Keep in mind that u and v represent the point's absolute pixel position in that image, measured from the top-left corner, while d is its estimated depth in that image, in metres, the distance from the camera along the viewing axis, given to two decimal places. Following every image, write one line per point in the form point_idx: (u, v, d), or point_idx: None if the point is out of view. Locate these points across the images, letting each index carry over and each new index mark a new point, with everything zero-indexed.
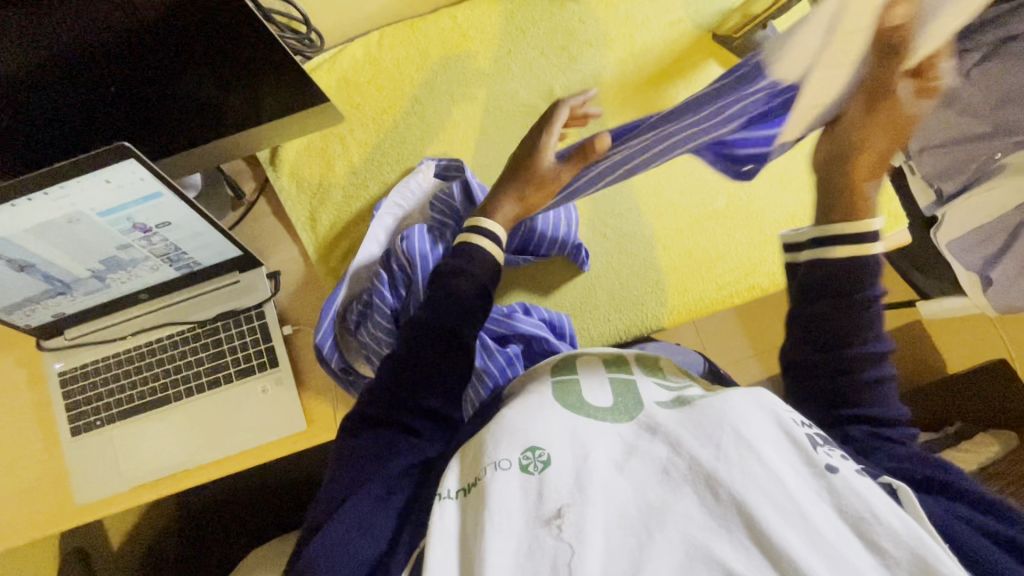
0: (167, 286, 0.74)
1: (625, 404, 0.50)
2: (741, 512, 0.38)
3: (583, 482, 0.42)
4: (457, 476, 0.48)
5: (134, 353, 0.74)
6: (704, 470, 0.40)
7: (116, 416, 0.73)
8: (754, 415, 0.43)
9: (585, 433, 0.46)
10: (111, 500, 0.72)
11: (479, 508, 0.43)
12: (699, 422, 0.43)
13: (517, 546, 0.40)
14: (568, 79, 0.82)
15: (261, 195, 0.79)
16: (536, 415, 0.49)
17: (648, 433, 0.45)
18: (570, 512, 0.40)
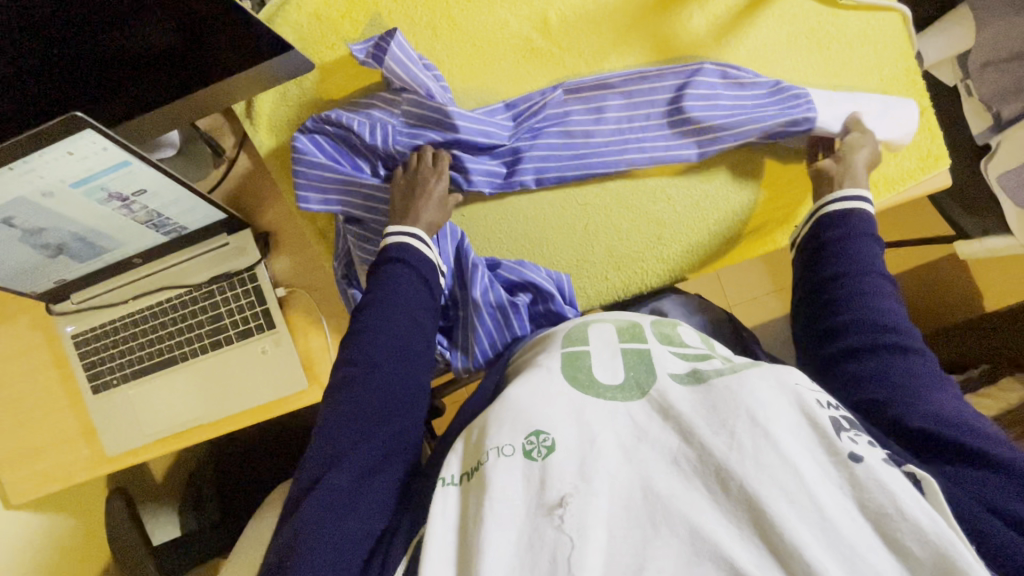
0: (158, 250, 0.74)
1: (635, 378, 0.50)
2: (749, 507, 0.40)
3: (589, 472, 0.43)
4: (461, 460, 0.49)
5: (137, 316, 0.76)
6: (713, 459, 0.42)
7: (129, 376, 0.77)
8: (774, 398, 0.44)
9: (591, 417, 0.47)
10: (138, 451, 0.77)
11: (481, 493, 0.44)
12: (715, 407, 0.44)
13: (518, 538, 0.42)
14: (564, 4, 0.69)
15: (243, 152, 0.75)
16: (542, 393, 0.49)
17: (660, 416, 0.46)
18: (571, 503, 0.41)
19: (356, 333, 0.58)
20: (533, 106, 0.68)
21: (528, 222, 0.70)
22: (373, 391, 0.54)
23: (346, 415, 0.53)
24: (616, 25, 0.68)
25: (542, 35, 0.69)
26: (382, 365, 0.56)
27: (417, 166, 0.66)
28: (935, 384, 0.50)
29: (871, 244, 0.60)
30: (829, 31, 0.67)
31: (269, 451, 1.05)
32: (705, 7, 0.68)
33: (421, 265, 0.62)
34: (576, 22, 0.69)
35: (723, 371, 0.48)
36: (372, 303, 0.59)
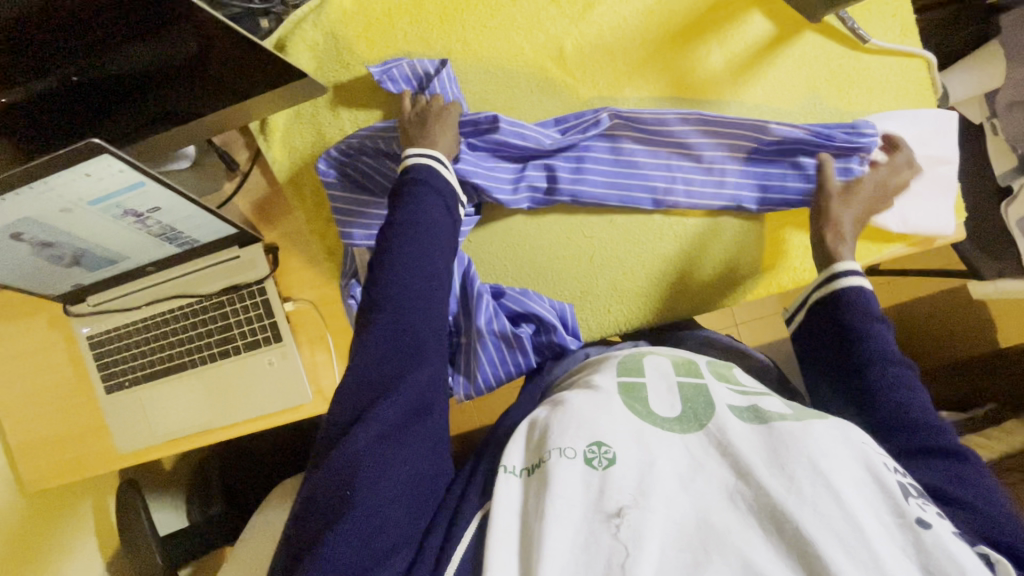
0: (172, 259, 0.75)
1: (693, 410, 0.48)
2: (804, 552, 0.38)
3: (648, 488, 0.42)
4: (524, 453, 0.49)
5: (150, 322, 0.78)
6: (773, 500, 0.40)
7: (141, 378, 0.79)
8: (838, 452, 0.42)
9: (651, 438, 0.45)
10: (148, 450, 0.80)
11: (540, 493, 0.44)
12: (776, 449, 0.42)
13: (575, 538, 0.41)
14: (581, 34, 0.68)
15: (256, 165, 0.76)
16: (605, 409, 0.48)
17: (717, 449, 0.44)
18: (630, 514, 0.40)
19: (390, 260, 0.55)
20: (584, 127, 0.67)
21: (531, 251, 0.71)
22: (416, 326, 0.53)
23: (386, 347, 0.52)
24: (633, 57, 0.68)
25: (557, 65, 0.68)
26: (413, 307, 0.53)
27: (431, 105, 0.65)
28: (957, 481, 0.49)
29: (870, 327, 0.57)
30: (849, 76, 0.66)
31: (274, 448, 1.08)
32: (723, 43, 0.67)
33: (439, 181, 0.59)
34: (592, 53, 0.68)
35: (786, 416, 0.45)
36: (399, 230, 0.56)
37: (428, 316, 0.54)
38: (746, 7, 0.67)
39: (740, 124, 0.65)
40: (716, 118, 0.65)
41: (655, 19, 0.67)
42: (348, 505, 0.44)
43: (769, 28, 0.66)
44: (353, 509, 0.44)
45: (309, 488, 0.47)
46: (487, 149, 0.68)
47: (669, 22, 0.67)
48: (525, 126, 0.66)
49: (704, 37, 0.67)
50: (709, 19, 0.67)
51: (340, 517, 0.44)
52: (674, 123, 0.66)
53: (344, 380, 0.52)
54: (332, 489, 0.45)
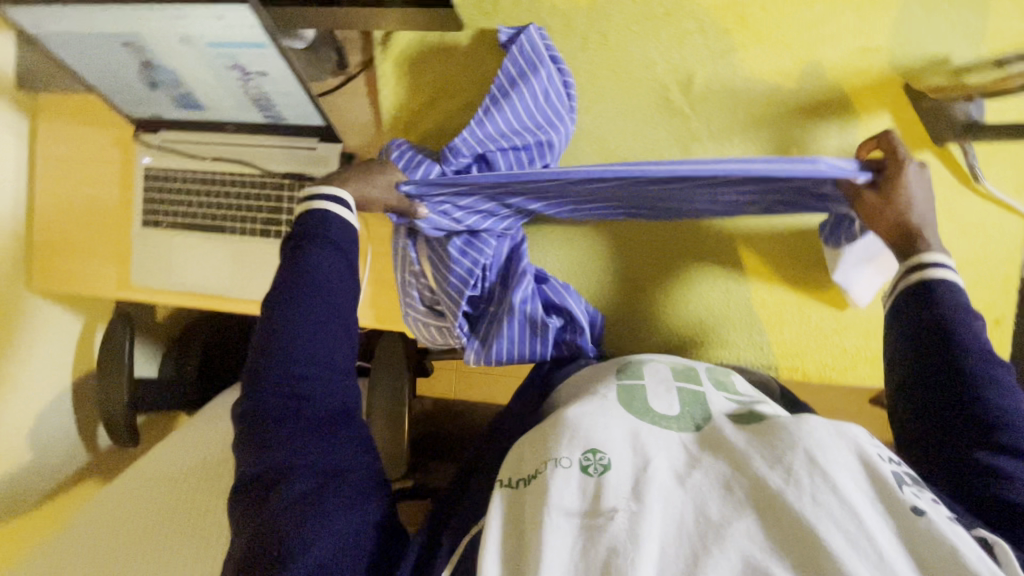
0: (252, 126, 0.77)
1: (690, 414, 0.43)
2: (808, 545, 0.31)
3: (647, 488, 0.35)
4: (516, 462, 0.42)
5: (207, 176, 0.79)
6: (773, 497, 0.34)
7: (178, 225, 0.81)
8: (836, 441, 0.36)
9: (647, 440, 0.39)
10: (159, 292, 0.82)
11: (534, 505, 0.36)
12: (768, 440, 0.37)
13: (570, 546, 0.34)
14: (714, 71, 0.68)
15: (364, 73, 0.77)
16: (599, 411, 0.42)
17: (711, 449, 0.39)
18: (625, 515, 0.34)
19: (286, 314, 0.53)
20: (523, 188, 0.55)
21: (584, 255, 0.73)
22: (317, 370, 0.51)
23: (281, 411, 0.49)
24: (754, 111, 0.68)
25: (680, 93, 0.69)
26: (310, 358, 0.51)
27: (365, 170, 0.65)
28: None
29: (964, 319, 0.53)
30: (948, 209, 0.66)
31: None
32: (843, 133, 0.66)
33: (333, 247, 0.58)
34: (717, 93, 0.68)
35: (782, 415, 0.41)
36: (281, 299, 0.53)
37: (318, 361, 0.51)
38: (881, 108, 0.66)
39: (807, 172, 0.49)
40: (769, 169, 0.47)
41: (791, 85, 0.67)
42: (288, 560, 0.41)
43: (896, 134, 0.66)
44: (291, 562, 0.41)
45: (241, 552, 0.44)
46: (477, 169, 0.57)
47: (800, 92, 0.67)
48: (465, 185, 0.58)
49: (828, 120, 0.67)
50: (841, 104, 0.66)
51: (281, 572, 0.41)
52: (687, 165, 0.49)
53: (249, 449, 0.49)
54: (262, 553, 0.42)
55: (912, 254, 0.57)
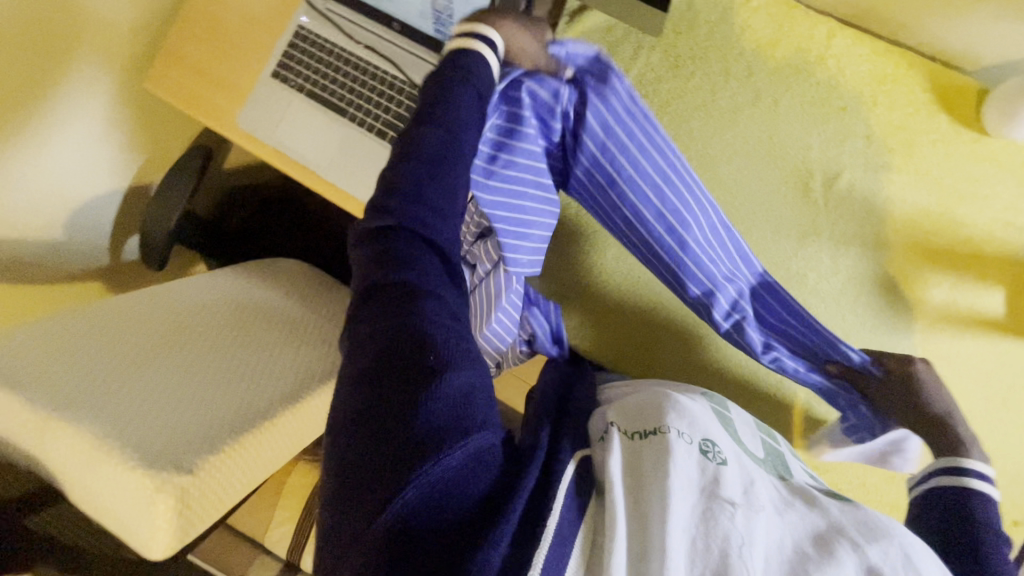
0: (416, 34, 0.77)
1: (775, 463, 0.43)
2: None
3: (757, 500, 0.35)
4: (629, 420, 0.42)
5: (354, 60, 0.81)
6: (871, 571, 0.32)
7: (306, 91, 0.82)
8: (924, 551, 0.35)
9: (750, 466, 0.39)
10: (255, 142, 0.83)
11: (652, 463, 0.36)
12: (868, 520, 0.36)
13: (687, 516, 0.33)
14: (861, 180, 0.69)
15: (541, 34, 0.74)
16: (708, 415, 0.43)
17: (808, 500, 0.38)
18: (744, 511, 0.33)
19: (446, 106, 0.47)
20: (672, 196, 0.57)
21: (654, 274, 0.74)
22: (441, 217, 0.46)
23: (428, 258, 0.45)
24: (883, 233, 0.69)
25: (821, 186, 0.70)
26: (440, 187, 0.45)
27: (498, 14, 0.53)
28: None
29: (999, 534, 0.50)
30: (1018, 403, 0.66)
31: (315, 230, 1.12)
32: (954, 288, 0.67)
33: (461, 92, 0.47)
34: (857, 201, 0.69)
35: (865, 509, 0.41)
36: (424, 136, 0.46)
37: (437, 228, 0.45)
38: (996, 283, 0.67)
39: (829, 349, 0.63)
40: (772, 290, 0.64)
41: (926, 225, 0.68)
42: (423, 385, 0.38)
43: (1002, 313, 0.67)
44: (437, 386, 0.38)
45: (370, 359, 0.41)
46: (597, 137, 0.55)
47: (931, 235, 0.68)
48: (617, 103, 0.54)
49: (943, 273, 0.68)
50: (962, 262, 0.67)
51: (413, 412, 0.37)
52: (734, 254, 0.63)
53: (385, 273, 0.44)
54: (397, 340, 0.40)
55: (953, 452, 0.55)
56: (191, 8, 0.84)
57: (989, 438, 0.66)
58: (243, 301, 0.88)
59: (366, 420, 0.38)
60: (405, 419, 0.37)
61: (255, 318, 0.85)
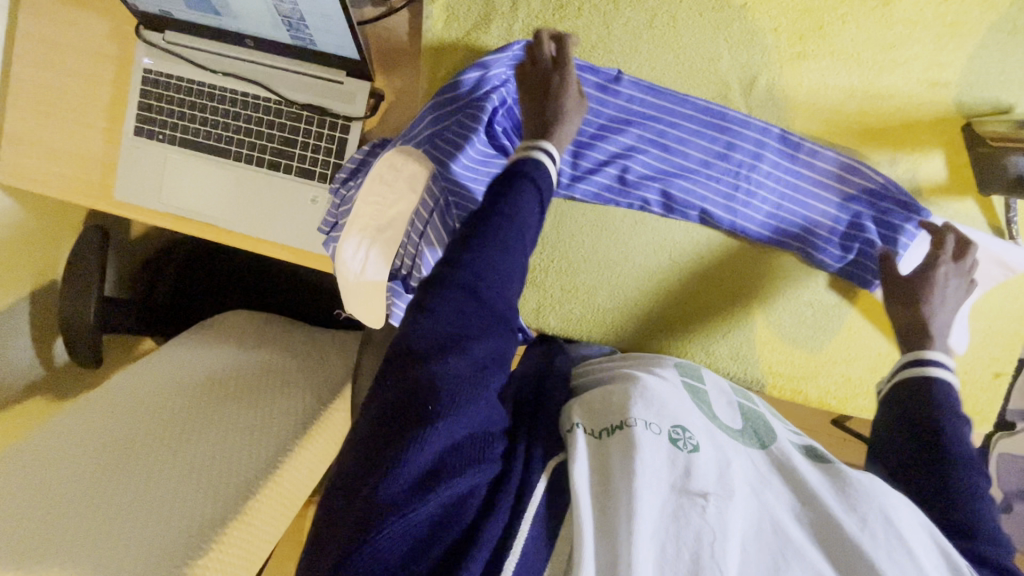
0: (274, 46, 0.69)
1: (754, 430, 0.44)
2: None
3: (730, 484, 0.35)
4: (595, 417, 0.42)
5: (217, 92, 0.72)
6: (849, 544, 0.33)
7: (178, 141, 0.74)
8: (906, 514, 0.36)
9: (725, 445, 0.40)
10: (145, 211, 0.75)
11: (621, 456, 0.36)
12: (846, 491, 0.36)
13: (657, 511, 0.34)
14: (779, 77, 0.66)
15: (408, 9, 0.69)
16: (676, 398, 0.43)
17: (784, 473, 0.38)
18: (716, 502, 0.34)
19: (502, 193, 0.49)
20: (662, 127, 0.65)
21: (608, 237, 0.69)
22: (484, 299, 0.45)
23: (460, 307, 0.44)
24: (812, 126, 0.66)
25: (741, 94, 0.66)
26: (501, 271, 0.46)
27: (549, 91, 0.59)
28: None
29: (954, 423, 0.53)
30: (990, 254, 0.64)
31: (250, 275, 1.05)
32: (895, 163, 0.65)
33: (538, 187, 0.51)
34: (779, 100, 0.66)
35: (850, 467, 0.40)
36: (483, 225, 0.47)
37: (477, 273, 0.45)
38: (933, 146, 0.65)
39: (891, 188, 0.64)
40: (781, 167, 0.65)
41: (855, 105, 0.65)
42: (421, 427, 0.38)
43: (944, 175, 0.65)
44: (431, 429, 0.38)
45: (395, 393, 0.41)
46: None
47: (861, 116, 0.65)
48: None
49: (881, 151, 0.66)
50: (896, 134, 0.65)
51: (396, 456, 0.37)
52: (755, 130, 0.65)
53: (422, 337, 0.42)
54: (417, 373, 0.41)
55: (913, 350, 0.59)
56: (20, 82, 0.74)
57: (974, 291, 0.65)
58: (204, 371, 0.84)
59: (358, 462, 0.38)
60: (387, 463, 0.37)
61: (223, 388, 0.81)
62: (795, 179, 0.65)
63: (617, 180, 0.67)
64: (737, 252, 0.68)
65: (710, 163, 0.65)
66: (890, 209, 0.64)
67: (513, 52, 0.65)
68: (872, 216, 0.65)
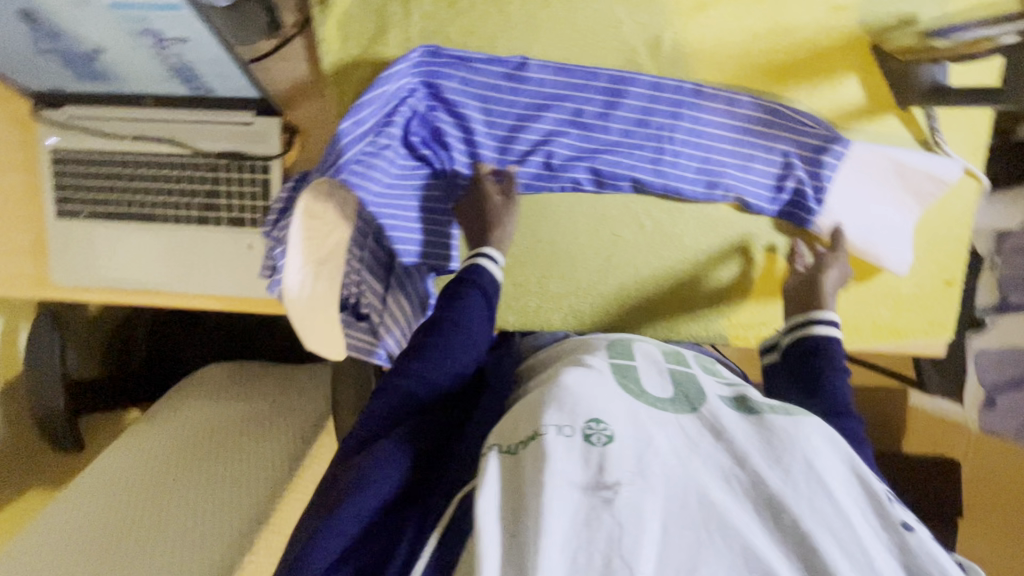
0: (174, 100, 0.67)
1: (684, 393, 0.40)
2: (801, 550, 0.31)
3: (649, 468, 0.33)
4: (509, 427, 0.38)
5: (129, 158, 0.71)
6: (774, 500, 0.32)
7: (101, 214, 0.72)
8: (829, 449, 0.35)
9: (648, 419, 0.36)
10: (86, 291, 0.74)
11: (532, 469, 0.33)
12: (770, 439, 0.35)
13: (570, 519, 0.31)
14: (683, 31, 0.65)
15: (302, 35, 0.68)
16: (595, 381, 0.39)
17: (711, 433, 0.36)
18: (630, 492, 0.32)
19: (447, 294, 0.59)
20: (574, 104, 0.65)
21: (546, 223, 0.69)
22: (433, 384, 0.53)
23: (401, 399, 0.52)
24: (725, 74, 0.65)
25: (650, 55, 0.65)
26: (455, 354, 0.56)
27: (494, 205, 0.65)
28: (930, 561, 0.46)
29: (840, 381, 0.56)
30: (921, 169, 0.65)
31: (217, 328, 1.05)
32: (814, 94, 0.65)
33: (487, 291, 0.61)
34: (687, 54, 0.65)
35: (777, 408, 0.38)
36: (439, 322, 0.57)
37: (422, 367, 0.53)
38: (848, 69, 0.65)
39: (812, 123, 0.64)
40: (703, 123, 0.65)
41: (763, 45, 0.65)
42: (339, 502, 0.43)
43: (864, 97, 0.65)
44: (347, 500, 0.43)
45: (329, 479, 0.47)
46: (486, 98, 0.65)
47: (771, 53, 0.65)
48: (474, 76, 0.65)
49: (797, 85, 0.65)
50: (808, 65, 0.65)
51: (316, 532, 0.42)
52: (669, 90, 0.65)
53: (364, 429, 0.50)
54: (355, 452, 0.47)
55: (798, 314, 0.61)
56: None
57: (913, 208, 0.66)
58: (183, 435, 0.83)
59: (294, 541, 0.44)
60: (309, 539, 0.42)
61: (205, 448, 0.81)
62: (716, 132, 0.65)
63: (545, 166, 0.66)
64: (669, 214, 0.68)
65: (631, 131, 0.65)
66: (811, 143, 0.65)
67: (413, 59, 0.63)
68: (801, 153, 0.65)
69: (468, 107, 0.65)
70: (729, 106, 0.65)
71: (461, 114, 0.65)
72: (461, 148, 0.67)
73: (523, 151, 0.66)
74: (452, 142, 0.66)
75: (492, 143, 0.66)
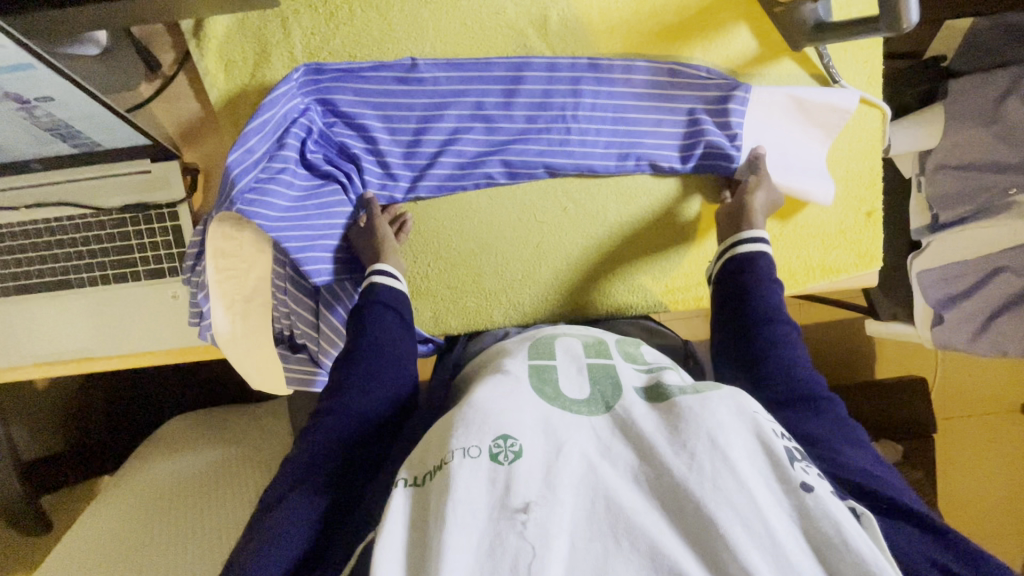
0: (63, 160, 0.65)
1: (601, 391, 0.42)
2: (704, 532, 0.33)
3: (555, 480, 0.35)
4: (424, 455, 0.39)
5: (30, 227, 0.68)
6: (679, 488, 0.35)
7: (13, 290, 0.70)
8: (733, 424, 0.37)
9: (558, 425, 0.38)
10: (14, 370, 0.72)
11: (439, 501, 0.34)
12: (677, 425, 0.37)
13: (477, 543, 0.33)
14: (568, 6, 0.64)
15: (184, 72, 0.66)
16: (506, 391, 0.40)
17: (622, 431, 0.38)
18: (536, 509, 0.33)
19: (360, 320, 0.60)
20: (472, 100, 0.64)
21: (469, 222, 0.68)
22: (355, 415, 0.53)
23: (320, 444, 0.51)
24: (618, 43, 0.65)
25: (540, 36, 0.64)
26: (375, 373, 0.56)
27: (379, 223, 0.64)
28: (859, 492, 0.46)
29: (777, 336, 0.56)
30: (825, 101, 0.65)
31: (170, 382, 1.02)
32: (708, 49, 0.65)
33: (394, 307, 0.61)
34: (577, 29, 0.64)
35: (686, 390, 0.40)
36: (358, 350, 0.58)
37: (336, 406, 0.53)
38: (737, 19, 0.65)
39: (710, 77, 0.65)
40: (605, 99, 0.64)
41: (649, 7, 0.64)
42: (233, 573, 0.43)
43: (755, 44, 0.65)
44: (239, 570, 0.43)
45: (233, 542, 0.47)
46: (383, 105, 0.64)
47: (659, 15, 0.64)
48: (367, 86, 0.63)
49: (691, 42, 0.65)
50: (697, 21, 0.64)
51: None
52: (566, 69, 0.64)
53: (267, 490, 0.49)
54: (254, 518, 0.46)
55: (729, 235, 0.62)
56: None
57: (823, 143, 0.66)
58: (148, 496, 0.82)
59: None
60: None
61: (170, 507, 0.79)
62: (619, 104, 0.65)
63: (456, 166, 0.66)
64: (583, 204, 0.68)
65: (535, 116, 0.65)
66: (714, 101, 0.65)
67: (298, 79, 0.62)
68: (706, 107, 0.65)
69: (368, 119, 0.64)
70: (627, 75, 0.64)
71: (362, 126, 0.64)
72: (369, 161, 0.65)
73: (432, 156, 0.65)
74: (358, 155, 0.65)
75: (398, 150, 0.65)
